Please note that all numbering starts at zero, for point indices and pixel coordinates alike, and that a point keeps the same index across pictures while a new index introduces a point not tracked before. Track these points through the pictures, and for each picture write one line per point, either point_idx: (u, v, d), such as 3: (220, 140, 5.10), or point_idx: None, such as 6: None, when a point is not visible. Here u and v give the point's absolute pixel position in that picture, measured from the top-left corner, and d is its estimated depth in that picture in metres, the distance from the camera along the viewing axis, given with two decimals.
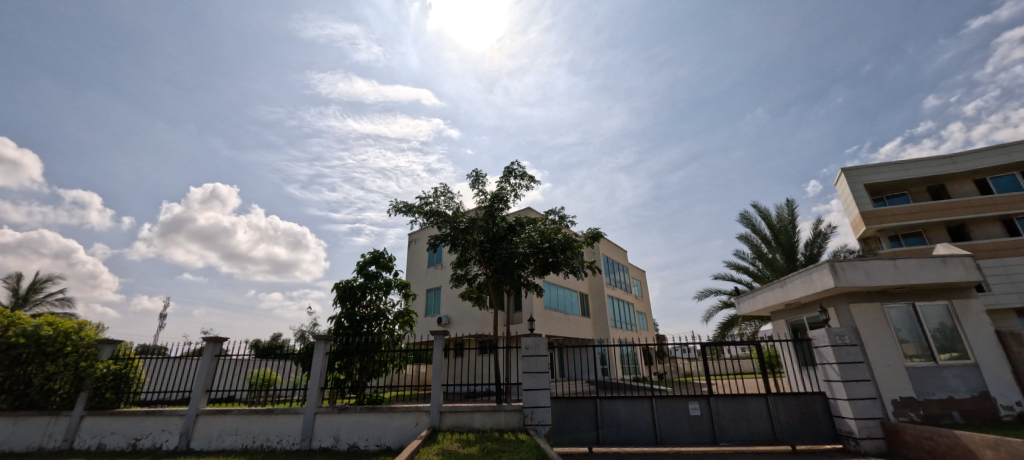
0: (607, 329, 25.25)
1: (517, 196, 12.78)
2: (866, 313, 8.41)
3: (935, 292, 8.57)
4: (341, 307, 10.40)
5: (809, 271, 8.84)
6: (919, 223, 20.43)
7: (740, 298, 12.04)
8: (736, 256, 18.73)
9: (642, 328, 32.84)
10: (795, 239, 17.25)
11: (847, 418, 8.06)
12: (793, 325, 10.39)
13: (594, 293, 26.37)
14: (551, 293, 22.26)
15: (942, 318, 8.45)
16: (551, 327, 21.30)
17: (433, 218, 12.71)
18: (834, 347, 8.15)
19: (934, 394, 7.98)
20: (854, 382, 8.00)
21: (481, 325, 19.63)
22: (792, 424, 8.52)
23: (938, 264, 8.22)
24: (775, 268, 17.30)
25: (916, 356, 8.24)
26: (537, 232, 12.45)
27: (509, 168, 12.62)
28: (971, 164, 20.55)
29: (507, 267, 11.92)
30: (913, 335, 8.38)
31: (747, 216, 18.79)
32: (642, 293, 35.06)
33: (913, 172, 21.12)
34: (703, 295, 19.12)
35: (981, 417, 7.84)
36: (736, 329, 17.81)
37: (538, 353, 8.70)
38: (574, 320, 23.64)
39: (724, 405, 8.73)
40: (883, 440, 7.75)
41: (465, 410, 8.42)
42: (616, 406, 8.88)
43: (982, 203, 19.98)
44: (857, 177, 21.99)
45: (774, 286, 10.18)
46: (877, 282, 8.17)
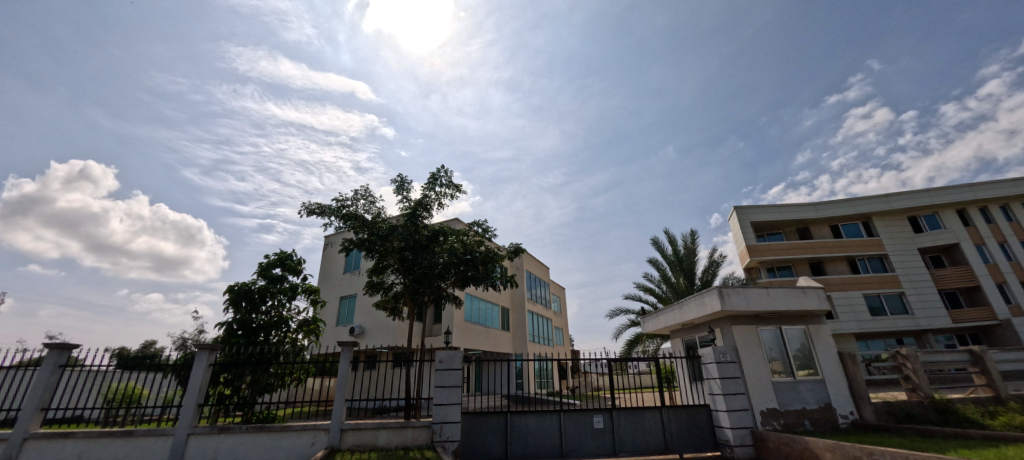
0: (525, 344, 25.70)
1: (442, 205, 12.65)
2: (744, 334, 9.58)
3: (796, 318, 10.00)
4: (234, 312, 9.34)
5: (703, 295, 9.84)
6: (790, 259, 23.99)
7: (645, 317, 12.94)
8: (645, 278, 20.31)
9: (559, 343, 34.01)
10: (695, 265, 19.18)
11: (725, 428, 9.02)
12: (687, 343, 11.47)
13: (515, 307, 26.77)
14: (472, 305, 22.14)
15: (802, 340, 9.88)
16: (470, 340, 21.08)
17: (350, 221, 12.04)
18: (719, 363, 9.15)
19: (792, 405, 9.26)
20: (732, 395, 9.02)
21: (395, 336, 18.81)
22: (681, 434, 9.31)
23: (799, 294, 9.65)
24: (677, 291, 19.07)
25: (780, 372, 9.52)
26: (460, 243, 12.42)
27: (435, 176, 12.44)
28: (828, 212, 24.85)
29: (427, 277, 11.65)
30: (779, 353, 9.68)
31: (656, 241, 20.51)
32: (561, 309, 36.49)
33: (787, 214, 24.87)
34: (614, 313, 20.40)
35: (824, 425, 9.24)
36: (641, 347, 19.25)
37: (451, 366, 8.52)
38: (493, 333, 23.70)
39: (625, 417, 9.29)
40: (752, 446, 8.82)
41: (369, 427, 7.92)
42: (526, 419, 9.01)
43: (834, 245, 24.13)
44: (746, 215, 25.09)
45: (674, 308, 11.10)
46: (755, 308, 9.32)
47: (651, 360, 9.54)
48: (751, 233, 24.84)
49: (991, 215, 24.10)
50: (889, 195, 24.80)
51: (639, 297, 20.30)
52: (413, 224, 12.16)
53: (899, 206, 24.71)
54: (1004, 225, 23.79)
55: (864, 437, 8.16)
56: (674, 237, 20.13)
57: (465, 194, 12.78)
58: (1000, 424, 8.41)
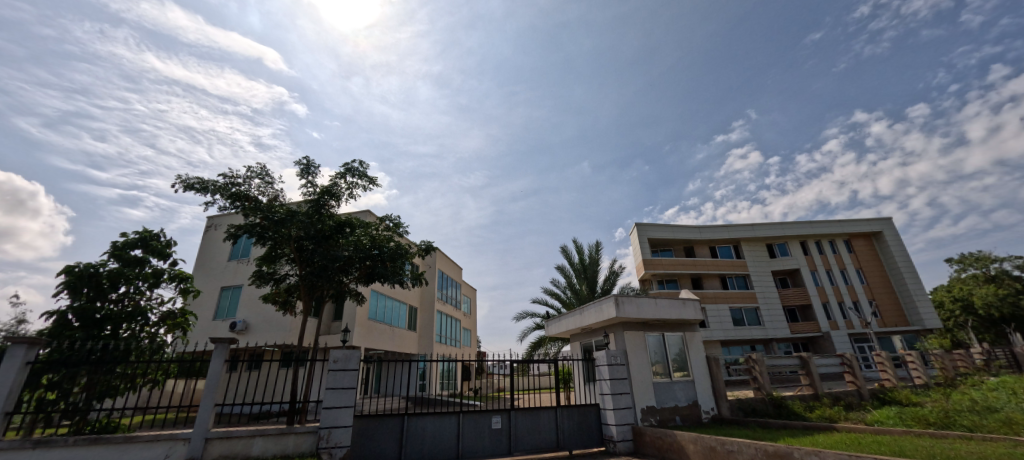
0: (431, 344, 25.09)
1: (352, 196, 11.88)
2: (634, 339, 10.44)
3: (677, 326, 11.19)
4: (72, 299, 7.68)
5: (601, 302, 10.55)
6: (676, 273, 26.87)
7: (549, 320, 13.44)
8: (552, 284, 21.17)
9: (466, 344, 33.90)
10: (598, 273, 20.51)
11: (610, 424, 9.74)
12: (584, 346, 12.19)
13: (423, 306, 26.07)
14: (376, 303, 21.04)
15: (679, 345, 11.07)
16: (371, 339, 19.97)
17: (240, 203, 10.70)
18: (610, 365, 9.85)
19: (667, 403, 10.31)
20: (618, 395, 9.77)
21: (286, 333, 17.11)
22: (572, 432, 9.83)
23: (680, 304, 10.82)
24: (579, 297, 20.21)
25: (659, 373, 10.56)
26: (367, 237, 11.71)
27: (347, 164, 11.63)
28: (707, 235, 28.58)
29: (327, 271, 10.74)
30: (661, 357, 10.74)
31: (565, 249, 21.54)
32: (471, 310, 36.47)
33: (676, 234, 27.92)
34: (521, 316, 20.93)
35: (691, 419, 10.45)
36: (543, 349, 19.99)
37: (347, 367, 7.95)
38: (398, 333, 22.77)
39: (521, 417, 9.53)
40: (632, 441, 9.64)
41: (242, 435, 7.03)
42: (424, 422, 8.77)
43: (711, 264, 27.79)
44: (644, 231, 27.56)
45: (575, 313, 11.72)
46: (644, 316, 10.22)
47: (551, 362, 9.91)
48: (646, 248, 27.38)
49: (824, 247, 29.58)
50: (754, 225, 29.26)
51: (545, 301, 21.13)
52: (316, 212, 11.21)
53: (761, 234, 29.16)
54: (831, 256, 29.32)
55: (721, 430, 9.42)
56: (581, 246, 21.33)
57: (379, 187, 12.14)
58: (818, 416, 10.33)
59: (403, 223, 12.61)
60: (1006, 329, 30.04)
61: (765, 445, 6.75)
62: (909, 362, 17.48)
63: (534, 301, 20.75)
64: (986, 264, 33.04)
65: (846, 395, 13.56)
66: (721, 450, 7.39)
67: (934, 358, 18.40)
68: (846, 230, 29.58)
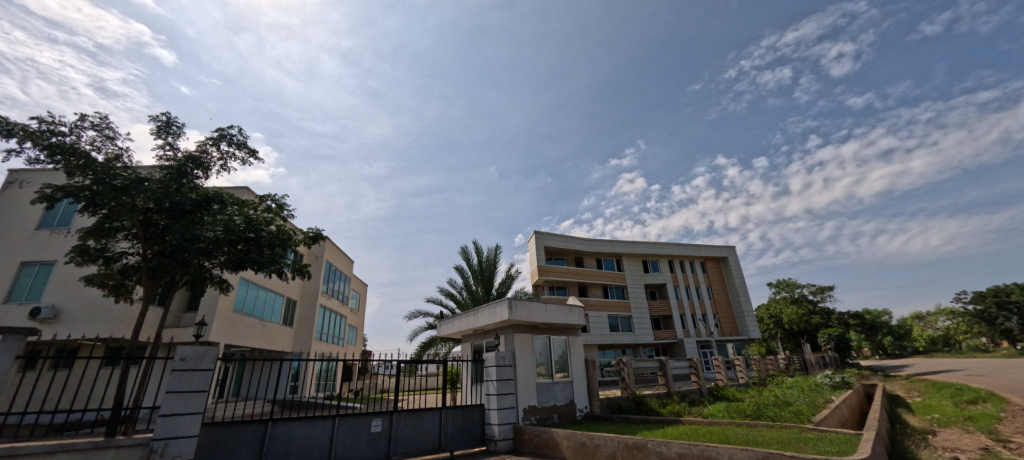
0: (309, 342, 22.85)
1: (225, 168, 10.37)
2: (522, 341, 10.69)
3: (563, 330, 11.76)
4: None
5: (494, 304, 10.62)
6: (567, 281, 28.67)
7: (441, 320, 13.09)
8: (447, 283, 20.86)
9: (351, 343, 31.59)
10: (494, 276, 20.76)
11: (493, 424, 9.81)
12: (474, 347, 12.20)
13: (304, 300, 23.71)
14: (246, 293, 18.51)
15: (563, 348, 11.65)
16: (235, 335, 17.46)
17: (61, 157, 8.48)
18: (498, 366, 9.93)
19: (547, 402, 10.75)
20: (503, 395, 9.89)
21: (118, 325, 14.09)
22: (455, 433, 9.65)
23: (568, 310, 11.40)
24: (474, 298, 20.24)
25: (543, 374, 10.97)
26: (241, 218, 10.22)
27: (223, 131, 10.03)
28: (597, 247, 31.52)
29: (181, 253, 9.06)
30: (546, 358, 11.18)
31: (465, 249, 21.43)
32: (359, 306, 34.19)
33: (571, 244, 29.98)
34: (413, 315, 20.21)
35: (567, 417, 11.04)
36: (432, 350, 19.53)
37: (199, 367, 6.69)
38: (271, 328, 20.33)
39: (403, 420, 9.06)
40: (512, 440, 9.81)
41: (32, 452, 5.42)
42: (292, 428, 7.80)
43: (596, 274, 30.53)
44: (543, 240, 28.87)
45: (468, 314, 11.60)
46: (534, 320, 10.53)
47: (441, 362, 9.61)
48: (542, 256, 28.93)
49: (686, 266, 34.44)
50: (635, 242, 32.89)
51: (439, 300, 20.74)
52: (174, 180, 9.38)
53: (639, 251, 32.88)
54: (690, 274, 34.22)
55: (592, 426, 10.12)
56: (480, 248, 21.41)
57: (260, 162, 10.84)
58: (668, 411, 11.93)
59: (287, 204, 11.41)
60: (802, 340, 38.22)
61: (626, 439, 7.38)
62: (736, 363, 21.02)
63: (428, 299, 20.25)
64: (792, 288, 41.45)
65: (690, 393, 15.84)
66: (589, 444, 7.95)
67: (751, 362, 22.35)
68: (703, 253, 34.73)
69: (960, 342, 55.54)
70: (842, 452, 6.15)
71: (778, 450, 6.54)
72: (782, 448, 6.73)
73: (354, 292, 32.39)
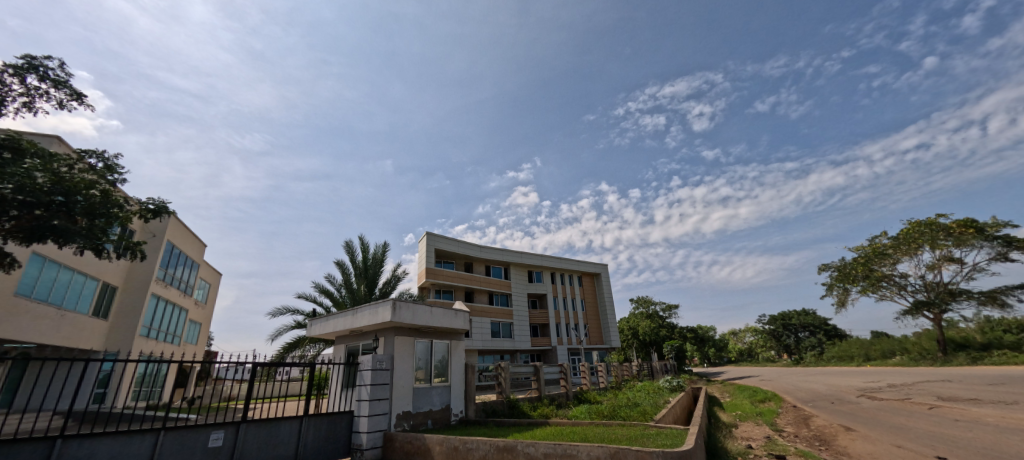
0: (132, 339, 18.95)
1: (26, 103, 8.69)
2: (402, 345, 10.57)
3: (445, 334, 11.95)
4: None
5: (377, 304, 10.41)
6: (453, 285, 30.05)
7: (315, 319, 12.23)
8: (325, 279, 19.51)
9: (190, 342, 26.67)
10: (379, 275, 20.09)
11: (360, 433, 9.34)
12: (350, 349, 11.71)
13: (129, 287, 19.65)
14: (40, 275, 14.69)
15: (443, 353, 11.83)
16: (17, 326, 13.62)
17: None
18: (374, 370, 9.63)
19: (422, 407, 10.74)
20: (376, 401, 9.58)
21: None
22: (315, 443, 8.82)
23: (451, 315, 11.68)
24: (354, 297, 19.32)
25: (421, 379, 10.97)
26: (44, 174, 8.29)
27: (26, 59, 8.58)
28: (487, 255, 33.00)
29: None
30: (426, 363, 11.22)
31: (350, 245, 20.52)
32: (206, 299, 29.31)
33: (460, 249, 31.50)
34: (280, 313, 18.43)
35: (440, 422, 11.13)
36: (298, 351, 18.00)
37: None
38: (75, 320, 16.40)
39: (253, 431, 7.91)
40: (380, 447, 9.46)
41: None
42: (89, 446, 6.13)
43: (483, 280, 31.84)
44: (434, 241, 30.04)
45: (347, 313, 11.10)
46: (416, 322, 10.57)
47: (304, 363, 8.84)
48: (431, 257, 29.79)
49: (565, 279, 37.71)
50: (523, 253, 35.14)
51: (313, 297, 19.24)
52: None
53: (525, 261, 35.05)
54: (567, 286, 37.54)
55: (464, 430, 10.35)
56: (366, 245, 20.54)
57: (82, 106, 9.34)
58: (538, 414, 12.71)
59: (118, 166, 9.80)
60: (650, 350, 44.54)
61: (497, 441, 7.65)
62: (598, 369, 23.32)
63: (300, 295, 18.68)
64: (647, 305, 48.24)
65: (558, 396, 16.94)
66: (461, 449, 8.03)
67: (611, 368, 25.32)
68: (581, 268, 38.40)
69: (759, 353, 70.51)
70: (675, 445, 6.77)
71: (622, 444, 6.94)
72: (627, 443, 7.19)
73: (201, 281, 27.69)
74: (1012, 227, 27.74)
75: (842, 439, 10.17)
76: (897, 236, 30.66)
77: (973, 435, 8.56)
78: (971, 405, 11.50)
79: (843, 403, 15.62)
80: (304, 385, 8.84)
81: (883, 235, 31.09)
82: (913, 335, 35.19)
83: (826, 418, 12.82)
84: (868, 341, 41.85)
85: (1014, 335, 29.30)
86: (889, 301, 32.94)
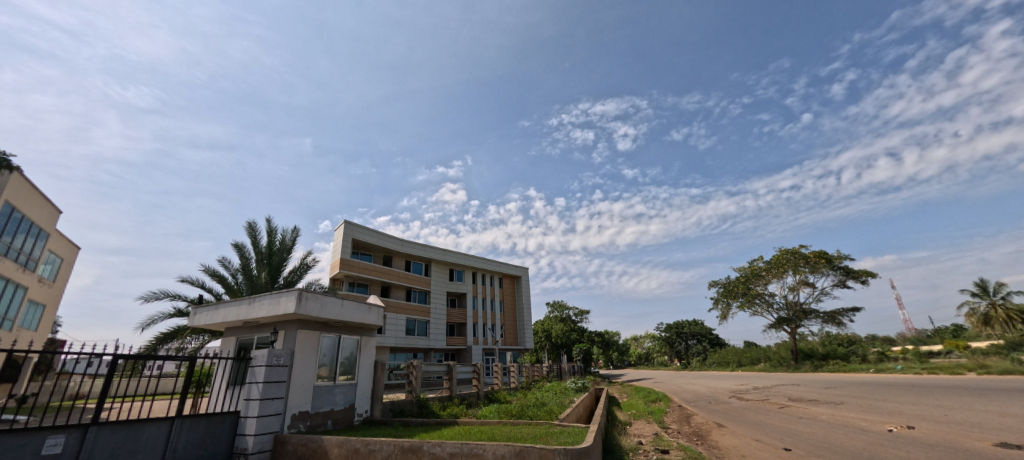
0: None
1: None
2: (306, 339, 8.95)
3: (356, 329, 10.46)
4: None
5: (278, 294, 8.67)
6: (370, 278, 28.58)
7: (197, 308, 10.01)
8: (218, 263, 17.38)
9: (25, 326, 21.68)
10: (285, 263, 18.35)
11: (247, 435, 7.70)
12: (241, 343, 9.75)
13: None
14: None
15: (352, 349, 10.30)
16: None
17: None
18: (268, 367, 7.95)
19: (322, 407, 9.16)
20: (269, 400, 7.94)
21: None
22: (187, 449, 7.05)
23: (365, 309, 10.24)
24: (253, 285, 17.42)
25: (323, 377, 9.38)
26: None
27: None
28: (408, 249, 31.91)
29: None
30: (331, 360, 9.64)
31: (253, 226, 18.47)
32: (52, 277, 24.16)
33: (380, 241, 30.08)
34: (156, 297, 15.93)
35: (342, 423, 9.64)
36: (177, 342, 15.63)
37: None
38: None
39: (105, 438, 6.06)
40: (269, 451, 7.88)
41: None
42: None
43: (401, 275, 30.68)
44: (351, 230, 28.30)
45: (239, 302, 9.18)
46: (325, 316, 9.00)
47: (180, 357, 6.98)
48: (348, 247, 28.04)
49: (485, 279, 37.80)
50: (446, 250, 34.56)
51: (200, 282, 16.85)
52: None
53: (448, 259, 34.57)
54: (487, 287, 37.68)
55: (371, 431, 9.02)
56: (274, 228, 18.70)
57: None
58: (448, 414, 12.11)
59: None
60: (560, 353, 46.40)
61: (402, 442, 6.91)
62: (511, 370, 23.57)
63: (184, 279, 16.24)
64: (561, 309, 50.34)
65: (469, 395, 16.64)
66: (362, 450, 7.07)
67: (522, 369, 25.92)
68: (502, 270, 38.84)
69: (655, 358, 77.35)
70: (575, 442, 6.87)
71: (526, 443, 6.78)
72: (531, 441, 7.10)
73: (48, 255, 22.76)
74: (850, 260, 33.82)
75: (715, 433, 11.25)
76: (770, 260, 35.66)
77: (811, 429, 9.99)
78: (812, 404, 13.67)
79: (718, 403, 17.66)
80: (180, 381, 6.97)
81: (760, 259, 35.96)
82: (776, 346, 41.05)
83: (704, 416, 14.32)
84: (742, 350, 48.00)
85: (845, 347, 35.68)
86: (759, 316, 38.09)
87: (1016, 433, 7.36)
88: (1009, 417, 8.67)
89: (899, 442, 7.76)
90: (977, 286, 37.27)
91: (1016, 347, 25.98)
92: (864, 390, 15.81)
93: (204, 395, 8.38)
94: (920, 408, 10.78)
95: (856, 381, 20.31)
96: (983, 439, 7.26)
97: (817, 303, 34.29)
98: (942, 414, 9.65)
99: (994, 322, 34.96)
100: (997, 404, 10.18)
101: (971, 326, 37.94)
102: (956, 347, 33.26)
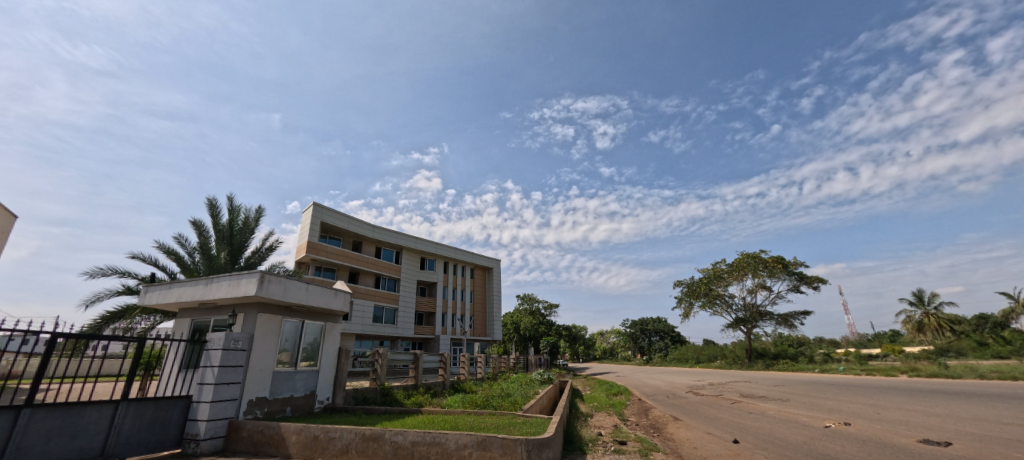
0: None
1: None
2: (267, 323, 8.68)
3: (321, 315, 10.21)
4: None
5: (238, 275, 8.34)
6: (338, 264, 27.91)
7: (148, 287, 9.50)
8: (174, 240, 16.54)
9: None
10: (246, 244, 17.65)
11: (198, 420, 7.42)
12: (196, 325, 9.34)
13: None
14: None
15: (315, 335, 10.07)
16: None
17: None
18: (224, 351, 7.66)
19: (281, 393, 8.93)
20: (224, 385, 7.66)
21: None
22: (132, 433, 6.72)
23: (331, 294, 10.01)
24: (211, 265, 16.70)
25: (284, 362, 9.14)
26: None
27: None
28: (379, 235, 31.34)
29: None
30: (292, 345, 9.39)
31: (213, 203, 17.61)
32: None
33: (350, 226, 29.40)
34: (103, 273, 15.01)
35: (302, 410, 9.44)
36: (124, 322, 14.83)
37: None
38: None
39: (38, 421, 5.67)
40: (223, 438, 7.62)
41: None
42: None
43: (370, 262, 30.10)
44: (320, 214, 27.52)
45: (195, 281, 8.78)
46: (288, 299, 8.74)
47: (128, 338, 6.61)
48: (316, 231, 27.27)
49: (456, 269, 37.65)
50: (418, 238, 34.19)
51: (153, 260, 15.97)
52: None
53: (420, 247, 34.23)
54: (458, 277, 37.52)
55: (333, 418, 8.87)
56: (236, 207, 17.91)
57: None
58: (412, 402, 12.04)
59: None
60: (528, 345, 46.89)
61: (363, 429, 6.84)
62: (478, 360, 23.64)
63: (134, 255, 15.36)
64: (531, 302, 50.84)
65: (434, 385, 16.57)
66: (322, 438, 6.95)
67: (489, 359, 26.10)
68: (475, 261, 38.77)
69: (619, 353, 79.42)
70: (536, 433, 7.00)
71: (489, 433, 6.84)
72: (493, 431, 7.16)
73: None
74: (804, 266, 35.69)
75: (671, 426, 11.70)
76: (731, 263, 37.15)
77: (761, 424, 10.46)
78: (760, 400, 14.49)
79: (676, 397, 18.34)
80: (126, 362, 6.61)
81: (723, 261, 37.41)
82: (732, 344, 43.01)
83: (661, 409, 14.86)
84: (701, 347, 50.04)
85: (794, 348, 37.77)
86: (719, 315, 39.73)
87: (937, 431, 8.06)
88: (933, 416, 9.43)
89: (834, 437, 8.35)
90: (914, 296, 40.20)
91: (943, 352, 28.29)
92: (808, 388, 16.87)
93: (153, 378, 7.98)
94: (856, 406, 11.60)
95: (802, 380, 21.60)
96: (909, 436, 7.90)
97: (772, 306, 36.09)
98: (875, 412, 10.43)
99: (926, 329, 37.87)
100: (923, 404, 11.08)
101: (906, 332, 40.97)
102: (892, 351, 35.89)
